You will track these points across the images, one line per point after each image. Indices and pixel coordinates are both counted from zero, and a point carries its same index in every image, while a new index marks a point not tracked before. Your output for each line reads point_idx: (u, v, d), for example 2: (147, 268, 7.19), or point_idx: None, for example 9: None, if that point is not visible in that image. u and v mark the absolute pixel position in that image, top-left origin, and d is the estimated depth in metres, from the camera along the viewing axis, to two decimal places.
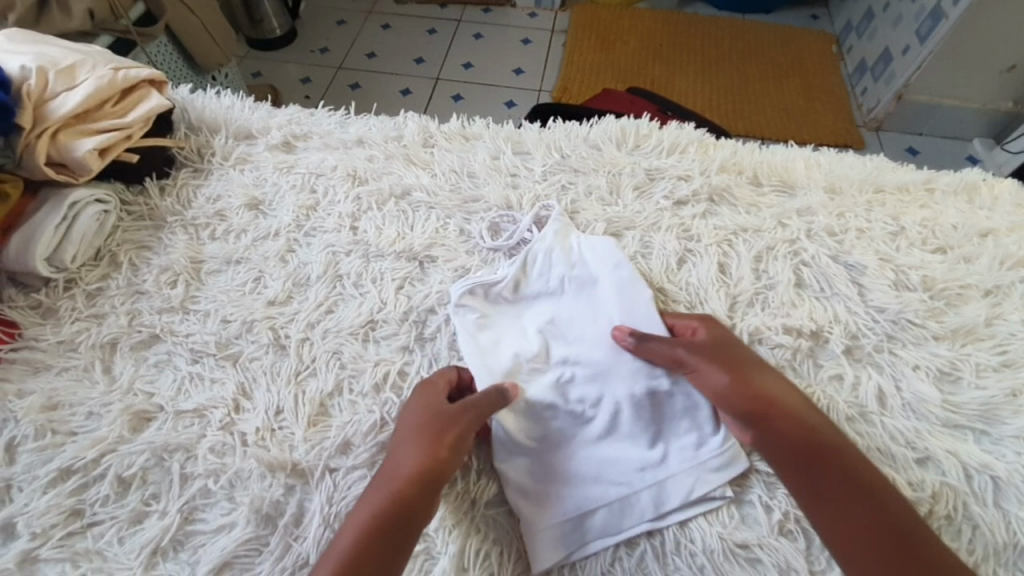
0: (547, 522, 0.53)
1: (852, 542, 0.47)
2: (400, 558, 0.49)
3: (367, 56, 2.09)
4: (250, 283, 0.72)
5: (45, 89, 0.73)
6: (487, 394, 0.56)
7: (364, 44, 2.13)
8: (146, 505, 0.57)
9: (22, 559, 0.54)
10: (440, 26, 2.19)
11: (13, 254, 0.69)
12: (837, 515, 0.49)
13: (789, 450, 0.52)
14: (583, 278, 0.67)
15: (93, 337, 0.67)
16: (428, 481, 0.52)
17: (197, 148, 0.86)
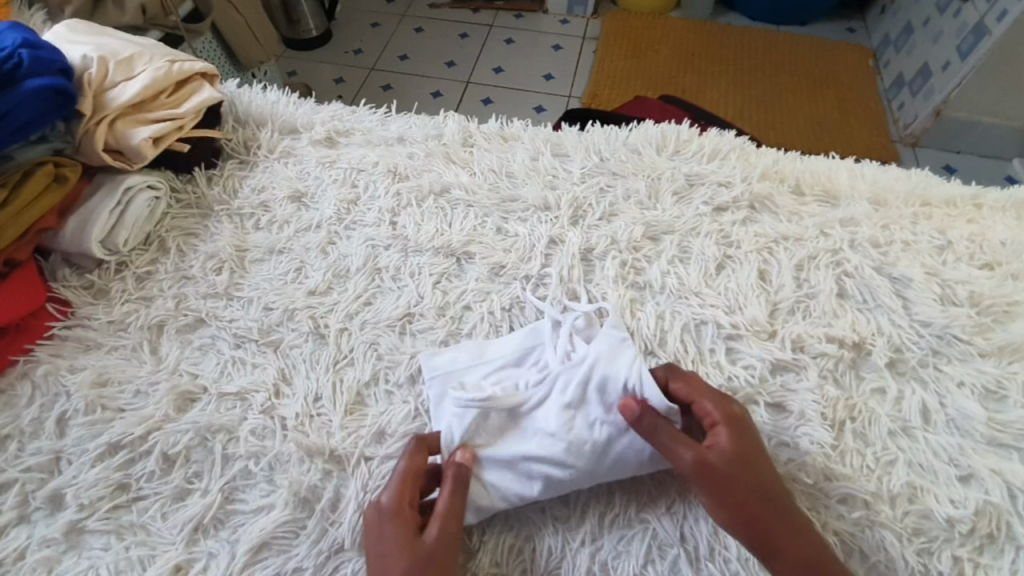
0: (584, 536, 0.54)
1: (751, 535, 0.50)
2: None
3: (400, 58, 2.12)
4: (292, 273, 0.74)
5: (105, 79, 0.77)
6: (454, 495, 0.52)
7: (398, 46, 2.17)
8: (189, 483, 0.58)
9: (70, 530, 0.56)
10: (472, 30, 2.22)
11: (70, 235, 0.72)
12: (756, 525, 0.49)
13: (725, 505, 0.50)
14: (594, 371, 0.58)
15: (142, 319, 0.70)
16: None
17: (244, 141, 0.88)
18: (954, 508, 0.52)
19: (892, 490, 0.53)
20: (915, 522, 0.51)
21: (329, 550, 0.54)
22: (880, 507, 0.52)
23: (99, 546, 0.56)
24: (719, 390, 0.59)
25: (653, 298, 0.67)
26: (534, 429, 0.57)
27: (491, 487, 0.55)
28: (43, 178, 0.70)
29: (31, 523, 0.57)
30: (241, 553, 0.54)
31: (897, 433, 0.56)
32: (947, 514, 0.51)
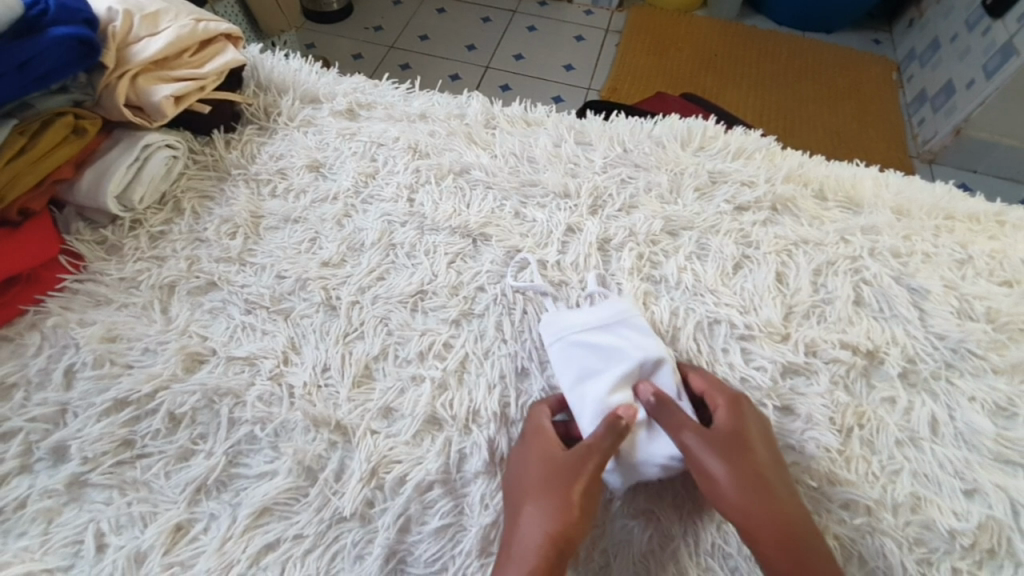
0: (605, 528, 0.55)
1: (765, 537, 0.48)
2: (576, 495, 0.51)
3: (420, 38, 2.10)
4: (306, 243, 0.74)
5: (129, 33, 0.76)
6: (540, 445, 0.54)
7: (419, 26, 2.15)
8: (193, 444, 0.58)
9: (70, 484, 0.56)
10: (494, 15, 2.19)
11: (85, 189, 0.72)
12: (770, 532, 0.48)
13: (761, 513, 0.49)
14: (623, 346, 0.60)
15: (154, 278, 0.70)
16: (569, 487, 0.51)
17: (265, 107, 0.88)
18: (956, 520, 0.51)
19: (896, 499, 0.53)
20: (917, 531, 0.51)
21: (330, 520, 0.54)
22: (882, 514, 0.52)
23: (99, 500, 0.55)
24: None
25: (667, 292, 0.66)
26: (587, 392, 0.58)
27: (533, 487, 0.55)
28: (62, 129, 0.70)
29: (33, 473, 0.57)
30: (242, 517, 0.54)
31: (904, 443, 0.56)
32: (948, 525, 0.51)
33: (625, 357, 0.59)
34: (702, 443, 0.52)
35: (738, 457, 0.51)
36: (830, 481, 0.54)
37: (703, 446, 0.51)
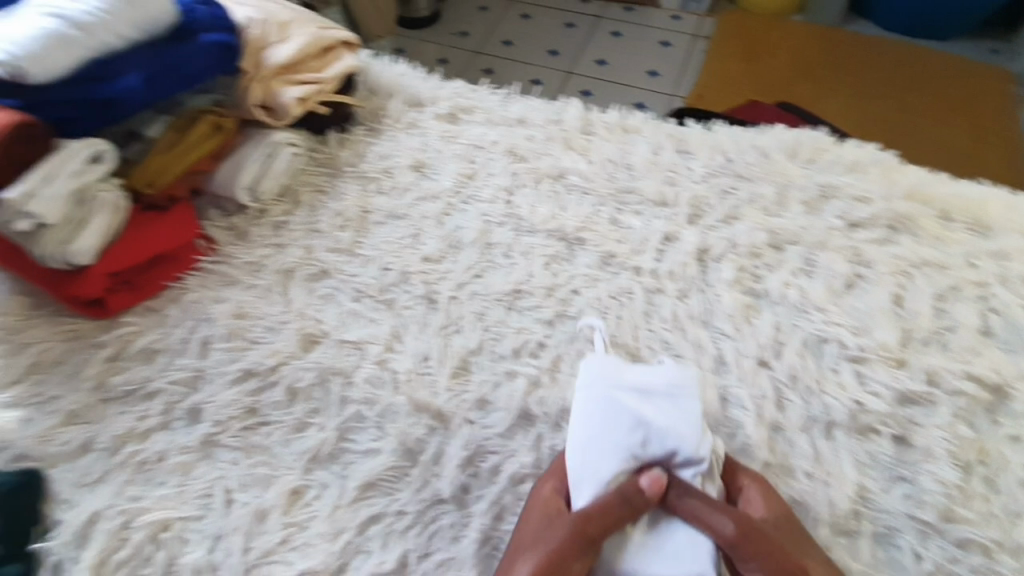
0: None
1: None
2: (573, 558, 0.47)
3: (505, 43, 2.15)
4: (409, 239, 0.78)
5: (264, 41, 0.84)
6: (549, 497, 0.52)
7: (504, 31, 2.20)
8: (308, 417, 0.64)
9: (202, 442, 0.63)
10: (578, 20, 2.21)
11: (221, 179, 0.80)
12: None
13: None
14: (650, 400, 0.55)
15: (276, 264, 0.77)
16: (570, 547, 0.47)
17: (374, 109, 0.93)
18: None
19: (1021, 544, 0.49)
20: None
21: (429, 501, 0.57)
22: (1005, 559, 0.49)
23: (227, 460, 0.62)
24: (837, 412, 0.57)
25: (769, 307, 0.65)
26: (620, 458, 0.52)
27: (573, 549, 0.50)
28: (206, 126, 0.79)
29: (172, 429, 0.64)
30: (350, 489, 0.58)
31: None
32: None
33: (647, 414, 0.54)
34: (741, 524, 0.48)
35: (773, 548, 0.47)
36: (948, 520, 0.51)
37: (738, 522, 0.48)
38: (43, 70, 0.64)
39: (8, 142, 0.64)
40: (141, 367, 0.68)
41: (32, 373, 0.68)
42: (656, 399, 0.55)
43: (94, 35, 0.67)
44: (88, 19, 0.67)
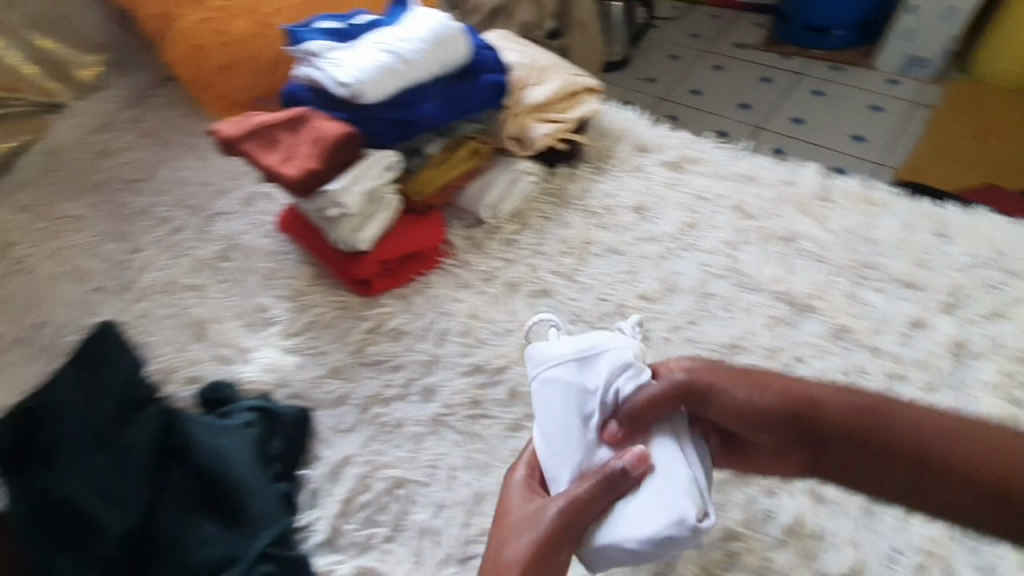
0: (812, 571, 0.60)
1: (886, 482, 0.54)
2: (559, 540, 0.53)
3: (693, 92, 2.16)
4: (626, 274, 0.85)
5: (524, 82, 0.96)
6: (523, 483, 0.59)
7: (694, 80, 2.21)
8: (524, 420, 0.72)
9: (431, 420, 0.73)
10: (775, 75, 2.15)
11: (470, 197, 0.92)
12: (881, 475, 0.54)
13: (887, 471, 0.54)
14: (579, 359, 0.62)
15: (504, 276, 0.86)
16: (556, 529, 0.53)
17: (602, 150, 1.00)
18: None
19: None
20: None
21: None
22: None
23: (452, 440, 0.71)
24: None
25: None
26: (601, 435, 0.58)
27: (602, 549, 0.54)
28: (467, 150, 0.91)
29: (408, 401, 0.76)
30: None
31: None
32: None
33: (584, 370, 0.61)
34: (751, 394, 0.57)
35: (839, 426, 0.55)
36: None
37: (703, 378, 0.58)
38: (375, 96, 0.80)
39: (341, 146, 0.80)
40: (387, 343, 0.81)
41: (309, 329, 0.84)
42: (566, 348, 0.63)
43: (415, 70, 0.82)
44: (414, 55, 0.81)
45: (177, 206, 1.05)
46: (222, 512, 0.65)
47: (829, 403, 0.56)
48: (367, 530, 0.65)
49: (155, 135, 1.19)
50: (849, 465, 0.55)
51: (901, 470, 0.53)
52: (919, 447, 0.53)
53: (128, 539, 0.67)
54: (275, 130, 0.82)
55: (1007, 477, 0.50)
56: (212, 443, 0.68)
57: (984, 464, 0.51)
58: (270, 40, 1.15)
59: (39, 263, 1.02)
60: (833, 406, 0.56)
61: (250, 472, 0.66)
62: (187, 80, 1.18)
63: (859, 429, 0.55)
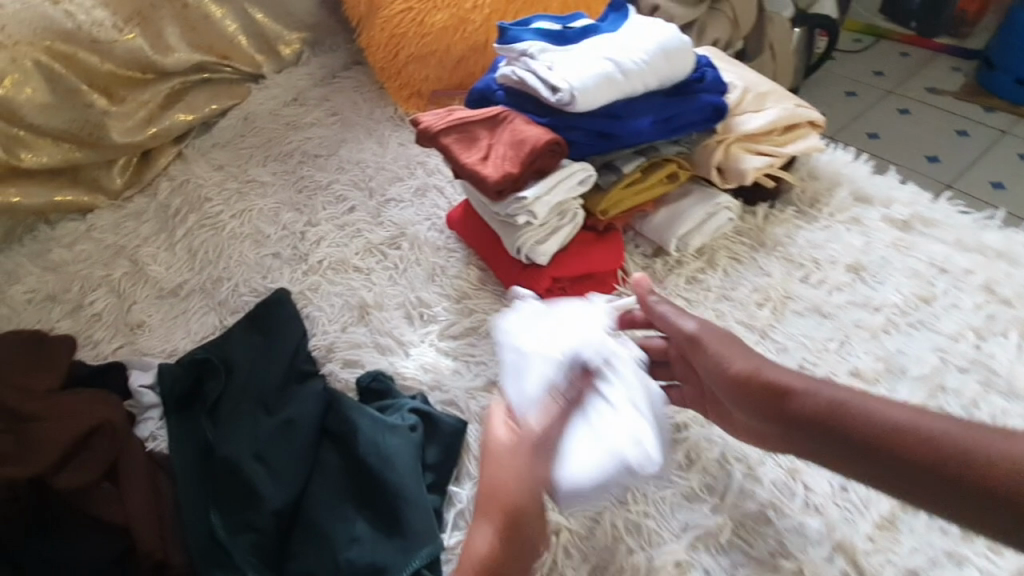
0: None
1: (849, 454, 0.53)
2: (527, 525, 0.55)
3: (869, 135, 1.86)
4: (834, 342, 0.74)
5: (739, 108, 0.87)
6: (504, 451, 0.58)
7: (872, 122, 1.90)
8: (699, 491, 0.69)
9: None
10: (974, 129, 1.85)
11: (656, 224, 0.85)
12: (883, 472, 0.51)
13: (834, 441, 0.54)
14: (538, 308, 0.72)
15: (684, 318, 0.79)
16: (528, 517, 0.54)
17: (812, 194, 0.89)
18: None
19: None
20: None
21: None
22: None
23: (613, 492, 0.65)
24: None
25: None
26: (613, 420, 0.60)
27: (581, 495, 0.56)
28: (665, 173, 0.84)
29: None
30: None
31: None
32: None
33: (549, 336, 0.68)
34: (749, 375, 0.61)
35: (768, 387, 0.60)
36: None
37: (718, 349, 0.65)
38: (588, 105, 0.76)
39: (541, 153, 0.76)
40: None
41: (469, 335, 0.82)
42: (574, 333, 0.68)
43: (632, 82, 0.77)
44: (634, 69, 0.77)
45: (353, 187, 1.08)
46: (379, 514, 0.65)
47: (802, 394, 0.57)
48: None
49: (338, 114, 1.25)
50: (800, 429, 0.57)
51: (833, 435, 0.54)
52: (875, 412, 0.53)
53: (281, 515, 0.68)
54: (477, 128, 0.81)
55: (924, 425, 0.50)
56: (375, 441, 0.68)
57: (905, 415, 0.51)
58: (462, 34, 1.15)
59: (226, 221, 1.09)
60: (783, 379, 0.60)
61: (409, 479, 0.64)
62: (375, 64, 1.22)
63: (827, 418, 0.55)
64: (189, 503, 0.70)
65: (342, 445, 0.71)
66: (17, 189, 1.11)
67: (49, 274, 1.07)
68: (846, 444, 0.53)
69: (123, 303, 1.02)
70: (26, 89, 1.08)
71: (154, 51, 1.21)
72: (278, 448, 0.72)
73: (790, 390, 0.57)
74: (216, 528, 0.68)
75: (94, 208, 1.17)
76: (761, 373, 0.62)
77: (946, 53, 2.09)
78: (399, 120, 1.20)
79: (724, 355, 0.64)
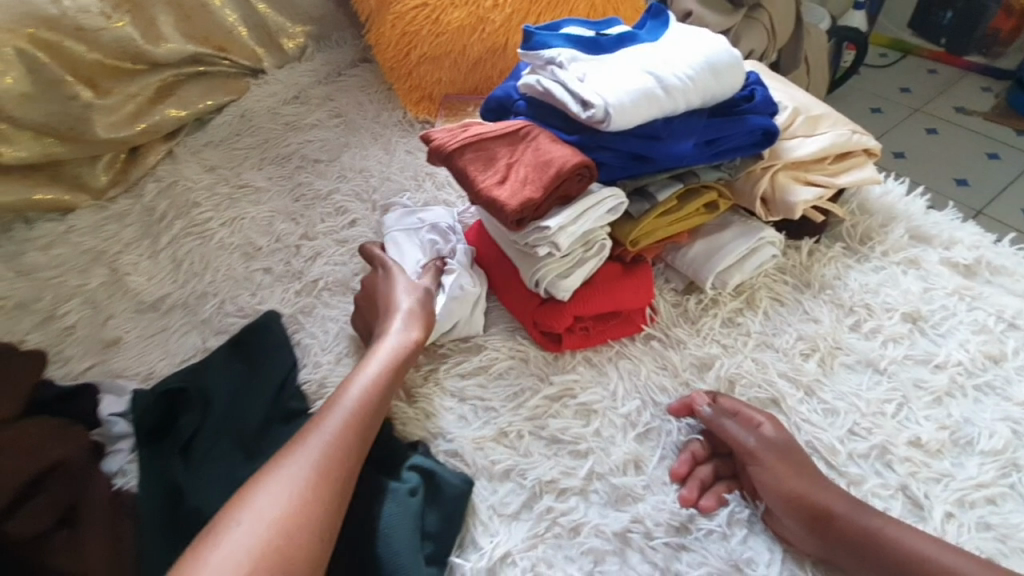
0: None
1: None
2: (340, 485, 0.57)
3: (895, 155, 1.77)
4: (891, 403, 0.67)
5: (788, 134, 0.80)
6: (334, 419, 0.61)
7: (898, 140, 1.81)
8: (740, 570, 0.56)
9: (615, 539, 0.59)
10: (1007, 153, 1.75)
11: (692, 256, 0.77)
12: None
13: (881, 571, 0.54)
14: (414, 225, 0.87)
15: (722, 368, 0.70)
16: (331, 451, 0.58)
17: (863, 231, 0.83)
18: None
19: None
20: None
21: None
22: None
23: (643, 571, 0.57)
24: None
25: None
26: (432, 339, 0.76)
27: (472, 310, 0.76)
28: (705, 201, 0.76)
29: (588, 500, 0.62)
30: None
31: None
32: None
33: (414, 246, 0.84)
34: (802, 491, 0.58)
35: (822, 514, 0.56)
36: None
37: (768, 456, 0.61)
38: (628, 127, 0.68)
39: (570, 176, 0.68)
40: (572, 419, 0.68)
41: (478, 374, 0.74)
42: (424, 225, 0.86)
43: (675, 99, 0.69)
44: (679, 85, 0.69)
45: (354, 198, 0.99)
46: None
47: (851, 524, 0.56)
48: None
49: (342, 116, 1.16)
50: (845, 556, 0.55)
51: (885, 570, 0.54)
52: (922, 552, 0.54)
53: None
54: (496, 146, 0.72)
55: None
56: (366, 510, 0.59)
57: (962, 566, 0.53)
58: (480, 35, 1.07)
59: (214, 228, 1.00)
60: (834, 501, 0.57)
61: (405, 553, 0.55)
62: (385, 64, 1.13)
63: (870, 544, 0.55)
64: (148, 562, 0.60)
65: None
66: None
67: (21, 279, 0.98)
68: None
69: (98, 316, 0.93)
70: (6, 79, 0.99)
71: (146, 41, 1.11)
72: None
73: (838, 518, 0.56)
74: None
75: (75, 207, 1.09)
76: (808, 493, 0.58)
77: (975, 71, 1.98)
78: (408, 126, 1.11)
79: (773, 473, 0.60)
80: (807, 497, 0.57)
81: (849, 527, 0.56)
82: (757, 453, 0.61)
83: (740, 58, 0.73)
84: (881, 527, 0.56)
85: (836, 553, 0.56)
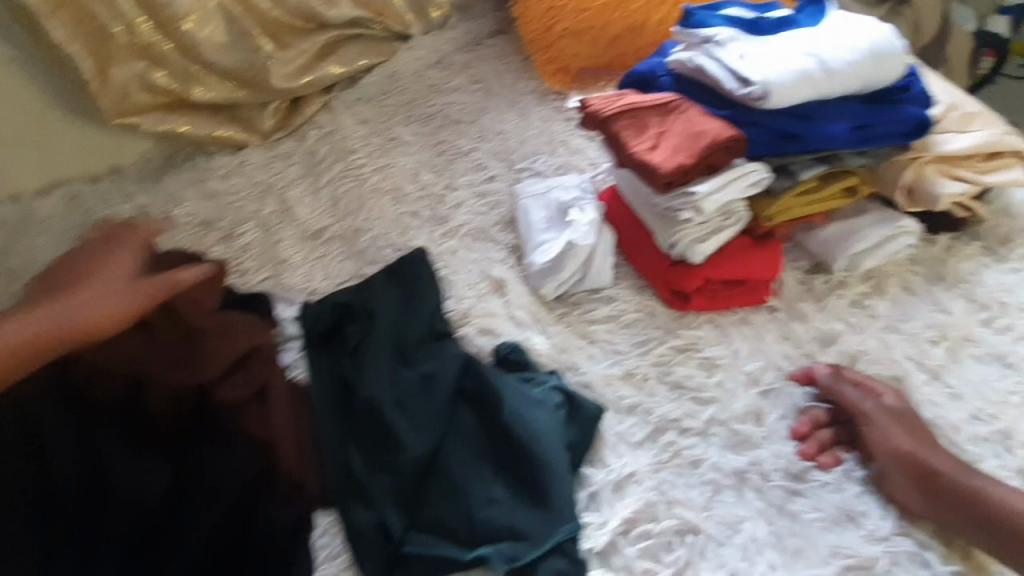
0: None
1: (996, 541, 0.59)
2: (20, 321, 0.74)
3: None
4: (1016, 395, 0.70)
5: (941, 130, 0.81)
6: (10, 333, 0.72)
7: None
8: (849, 517, 0.64)
9: (733, 475, 0.67)
10: None
11: (827, 237, 0.80)
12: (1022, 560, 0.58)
13: (979, 525, 0.60)
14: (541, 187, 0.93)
15: (846, 344, 0.75)
16: (59, 321, 0.74)
17: (1007, 232, 0.82)
18: None
19: None
20: None
21: None
22: None
23: (758, 507, 0.65)
24: None
25: None
26: (563, 291, 0.85)
27: (594, 271, 0.84)
28: (848, 185, 0.79)
29: (708, 440, 0.70)
30: None
31: None
32: None
33: (539, 204, 0.91)
34: (911, 450, 0.65)
35: (927, 472, 0.63)
36: None
37: (883, 420, 0.67)
38: (783, 105, 0.73)
39: (719, 145, 0.73)
40: (696, 369, 0.75)
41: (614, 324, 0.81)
42: (549, 187, 0.93)
43: (834, 83, 0.73)
44: (840, 70, 0.73)
45: (493, 156, 1.09)
46: (517, 482, 0.67)
47: (955, 481, 0.62)
48: (652, 565, 0.62)
49: (481, 82, 1.25)
50: (945, 510, 0.62)
51: (983, 524, 0.60)
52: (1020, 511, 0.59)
53: (419, 464, 0.70)
54: (648, 115, 0.79)
55: None
56: (519, 407, 0.68)
57: None
58: (623, 13, 1.14)
59: (368, 173, 1.13)
60: (940, 462, 0.64)
61: (556, 454, 0.67)
62: (528, 36, 1.20)
63: (971, 501, 0.61)
64: (331, 439, 0.76)
65: (478, 406, 0.73)
66: (185, 119, 1.21)
67: (207, 201, 1.16)
68: (986, 530, 0.60)
69: (268, 238, 1.09)
70: (206, 30, 1.13)
71: (321, 3, 1.21)
72: (416, 399, 0.75)
73: (944, 475, 0.62)
74: (355, 468, 0.73)
75: (246, 145, 1.26)
76: (917, 453, 0.65)
77: None
78: (543, 95, 1.19)
79: (886, 435, 0.66)
80: (916, 456, 0.64)
81: (953, 485, 0.62)
82: (873, 417, 0.68)
83: (903, 49, 0.75)
84: (985, 488, 0.61)
85: (938, 505, 0.62)
